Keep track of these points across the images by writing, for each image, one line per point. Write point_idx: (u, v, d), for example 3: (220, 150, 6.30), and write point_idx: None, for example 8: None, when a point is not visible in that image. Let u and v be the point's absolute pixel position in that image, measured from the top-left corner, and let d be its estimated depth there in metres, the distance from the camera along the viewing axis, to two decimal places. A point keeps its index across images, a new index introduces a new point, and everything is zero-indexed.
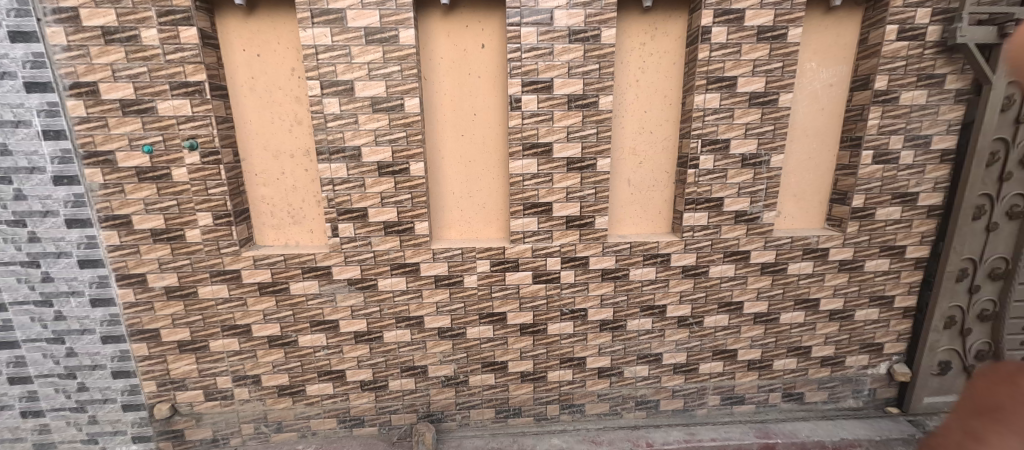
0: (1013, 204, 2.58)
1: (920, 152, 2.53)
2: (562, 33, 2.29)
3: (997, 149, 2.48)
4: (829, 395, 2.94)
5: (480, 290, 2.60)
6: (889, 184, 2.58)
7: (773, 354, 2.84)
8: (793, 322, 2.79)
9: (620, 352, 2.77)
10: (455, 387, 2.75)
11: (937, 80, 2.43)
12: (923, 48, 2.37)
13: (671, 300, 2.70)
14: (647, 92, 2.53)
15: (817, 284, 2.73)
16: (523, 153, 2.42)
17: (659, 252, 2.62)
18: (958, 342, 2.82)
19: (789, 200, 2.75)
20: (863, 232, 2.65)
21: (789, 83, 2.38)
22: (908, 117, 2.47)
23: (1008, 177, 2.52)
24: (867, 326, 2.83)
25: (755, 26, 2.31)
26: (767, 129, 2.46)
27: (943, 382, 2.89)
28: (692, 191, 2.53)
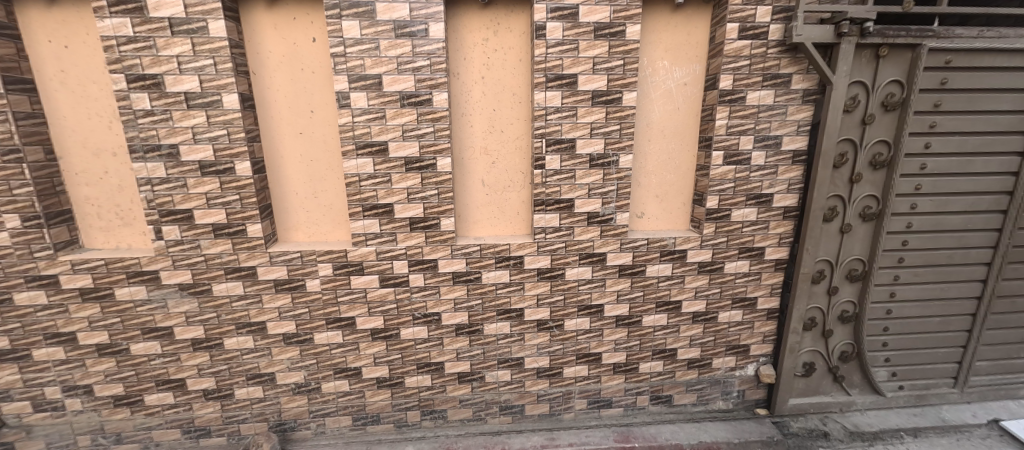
0: (865, 206, 2.58)
1: (771, 153, 2.51)
2: (386, 27, 2.16)
3: (845, 151, 2.47)
4: (698, 397, 2.91)
5: (325, 295, 2.49)
6: (743, 186, 2.55)
7: (638, 356, 2.80)
8: (656, 324, 2.75)
9: (479, 356, 2.70)
10: (306, 395, 2.64)
11: (783, 80, 2.40)
12: (765, 48, 2.34)
13: (528, 304, 2.64)
14: (495, 89, 2.45)
15: (678, 287, 2.70)
16: (357, 153, 2.31)
17: (511, 254, 2.55)
18: (820, 344, 2.81)
19: (652, 201, 2.71)
20: (720, 233, 2.62)
21: (631, 81, 2.33)
22: (756, 118, 2.45)
23: (857, 179, 2.51)
24: (732, 328, 2.81)
25: (592, 23, 2.25)
26: (613, 129, 2.40)
27: (809, 384, 2.88)
28: (540, 192, 2.46)
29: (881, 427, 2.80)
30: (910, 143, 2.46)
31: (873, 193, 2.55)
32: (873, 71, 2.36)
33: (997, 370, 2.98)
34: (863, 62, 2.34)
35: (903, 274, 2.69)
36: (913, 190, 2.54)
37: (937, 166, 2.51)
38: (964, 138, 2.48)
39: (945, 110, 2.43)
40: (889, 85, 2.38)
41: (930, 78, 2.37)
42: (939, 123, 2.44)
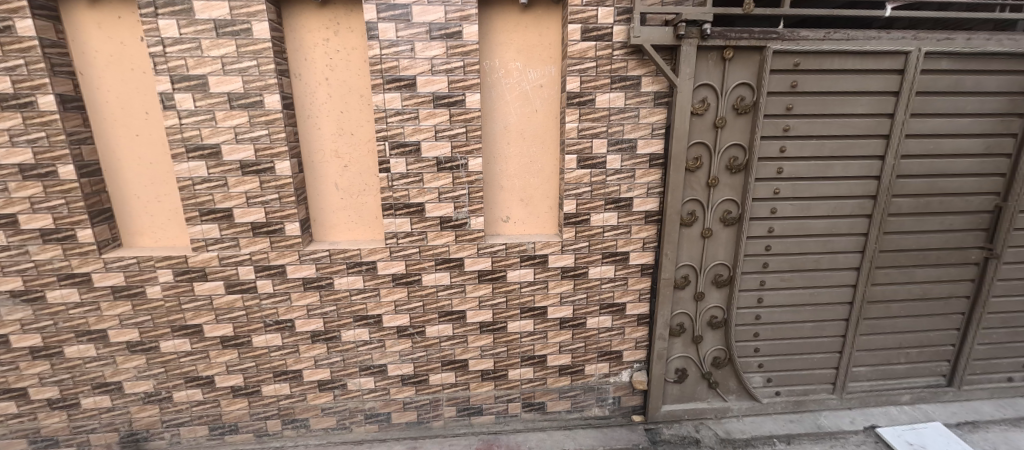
0: (725, 211, 2.54)
1: (627, 157, 2.47)
2: (206, 27, 2.10)
3: (699, 155, 2.44)
4: (572, 404, 2.86)
5: (168, 302, 2.43)
6: (600, 190, 2.51)
7: (507, 363, 2.75)
8: (522, 330, 2.70)
9: (339, 364, 2.63)
10: (158, 405, 2.59)
11: (633, 82, 2.36)
12: (611, 49, 2.30)
13: (386, 310, 2.58)
14: (341, 91, 2.39)
15: (542, 292, 2.65)
16: (188, 156, 2.24)
17: (362, 260, 2.48)
18: (691, 349, 2.78)
19: (517, 204, 2.66)
20: (581, 238, 2.58)
21: (472, 83, 2.29)
22: (608, 121, 2.40)
23: (713, 183, 2.48)
24: (602, 334, 2.76)
25: (427, 22, 2.20)
26: (459, 131, 2.35)
27: (683, 390, 2.85)
28: (387, 196, 2.40)
29: (753, 434, 2.77)
30: (764, 147, 2.43)
31: (732, 198, 2.52)
32: (720, 74, 2.33)
33: (877, 376, 2.95)
34: (708, 65, 2.31)
35: (769, 279, 2.65)
36: (772, 194, 2.51)
37: (794, 170, 2.48)
38: (820, 142, 2.46)
39: (799, 114, 2.41)
40: (738, 88, 2.36)
41: (779, 81, 2.34)
42: (793, 126, 2.41)
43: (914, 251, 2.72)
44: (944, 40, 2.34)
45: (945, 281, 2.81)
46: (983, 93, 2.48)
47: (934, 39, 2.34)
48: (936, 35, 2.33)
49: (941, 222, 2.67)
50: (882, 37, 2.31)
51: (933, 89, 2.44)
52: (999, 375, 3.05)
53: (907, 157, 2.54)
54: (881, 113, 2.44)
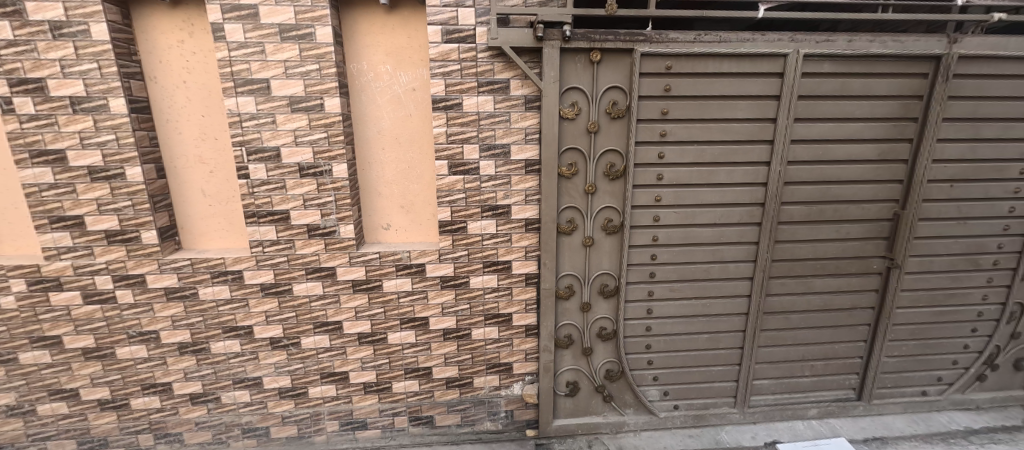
0: (607, 219, 2.46)
1: (501, 163, 2.38)
2: (40, 28, 2.03)
3: (574, 161, 2.36)
4: (462, 418, 2.77)
5: (23, 312, 2.35)
6: (475, 197, 2.42)
7: (390, 375, 2.66)
8: (404, 342, 2.61)
9: (211, 376, 2.55)
10: (22, 418, 2.51)
11: (501, 85, 2.27)
12: (475, 52, 2.22)
13: (256, 321, 2.49)
14: (200, 94, 2.30)
15: (422, 303, 2.56)
16: (32, 162, 2.16)
17: (227, 269, 2.39)
18: (582, 362, 2.69)
19: (397, 211, 2.59)
20: (459, 246, 2.49)
21: (331, 87, 2.21)
22: (477, 125, 2.32)
23: (591, 190, 2.40)
24: (489, 345, 2.66)
25: (276, 24, 2.12)
26: (319, 136, 2.27)
27: (576, 403, 2.76)
28: (248, 203, 2.32)
29: None
30: (641, 153, 2.36)
31: (613, 205, 2.44)
32: (590, 77, 2.26)
33: (781, 389, 2.86)
34: (576, 68, 2.24)
35: (657, 289, 2.57)
36: (653, 202, 2.44)
37: (675, 177, 2.40)
38: (701, 147, 2.38)
39: (676, 118, 2.33)
40: (610, 92, 2.28)
41: (652, 85, 2.27)
42: (670, 131, 2.34)
43: (810, 261, 2.63)
44: (824, 42, 2.26)
45: (847, 291, 2.72)
46: (871, 97, 2.40)
47: (813, 41, 2.26)
48: (814, 37, 2.25)
49: (836, 231, 2.59)
50: (756, 39, 2.23)
51: (819, 92, 2.35)
52: (912, 389, 2.95)
53: (795, 163, 2.45)
54: (764, 118, 2.37)
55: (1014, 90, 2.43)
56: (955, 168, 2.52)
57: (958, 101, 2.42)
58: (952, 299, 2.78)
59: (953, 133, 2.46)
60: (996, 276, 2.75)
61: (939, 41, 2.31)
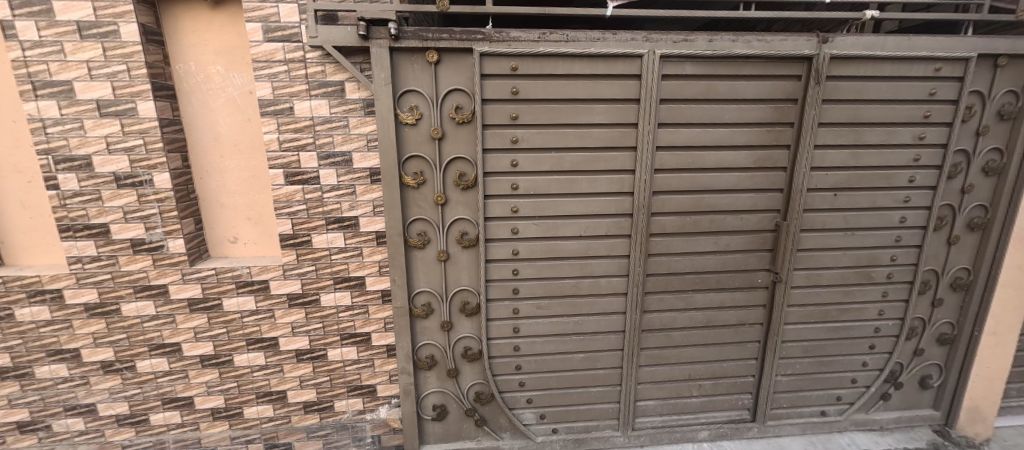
0: (461, 231, 2.29)
1: (343, 172, 2.22)
2: None
3: (419, 169, 2.19)
4: (324, 445, 2.58)
5: None
6: (317, 208, 2.25)
7: (240, 401, 2.48)
8: (252, 364, 2.43)
9: (38, 403, 2.36)
10: None
11: (335, 87, 2.11)
12: (304, 51, 2.07)
13: (83, 344, 2.30)
14: (9, 98, 2.12)
15: (269, 322, 2.38)
16: None
17: (44, 288, 2.21)
18: (448, 384, 2.52)
19: (244, 223, 2.40)
20: (305, 261, 2.32)
21: (142, 89, 2.04)
22: (313, 131, 2.16)
23: (440, 201, 2.23)
24: (348, 367, 2.49)
25: (73, 22, 1.94)
26: (135, 143, 2.08)
27: (447, 428, 2.59)
28: (61, 216, 2.12)
29: None
30: (492, 161, 2.19)
31: (467, 217, 2.27)
32: (429, 79, 2.09)
33: (668, 410, 2.71)
34: (413, 69, 2.07)
35: (523, 307, 2.41)
36: (511, 213, 2.28)
37: (532, 186, 2.25)
38: (558, 154, 2.22)
39: (527, 123, 2.17)
40: (452, 95, 2.12)
41: (498, 87, 2.11)
42: (522, 137, 2.18)
43: (689, 275, 2.49)
44: (682, 42, 2.13)
45: (731, 307, 2.57)
46: (741, 100, 2.26)
47: (670, 41, 2.12)
48: (671, 37, 2.12)
49: (715, 243, 2.44)
50: (607, 39, 2.09)
51: (683, 96, 2.21)
52: (810, 409, 2.79)
53: (664, 171, 2.31)
54: (625, 123, 2.22)
55: (895, 92, 2.29)
56: (837, 176, 2.38)
57: (834, 105, 2.28)
58: (846, 315, 2.63)
59: (832, 139, 2.32)
60: (891, 290, 2.61)
61: (808, 40, 2.17)
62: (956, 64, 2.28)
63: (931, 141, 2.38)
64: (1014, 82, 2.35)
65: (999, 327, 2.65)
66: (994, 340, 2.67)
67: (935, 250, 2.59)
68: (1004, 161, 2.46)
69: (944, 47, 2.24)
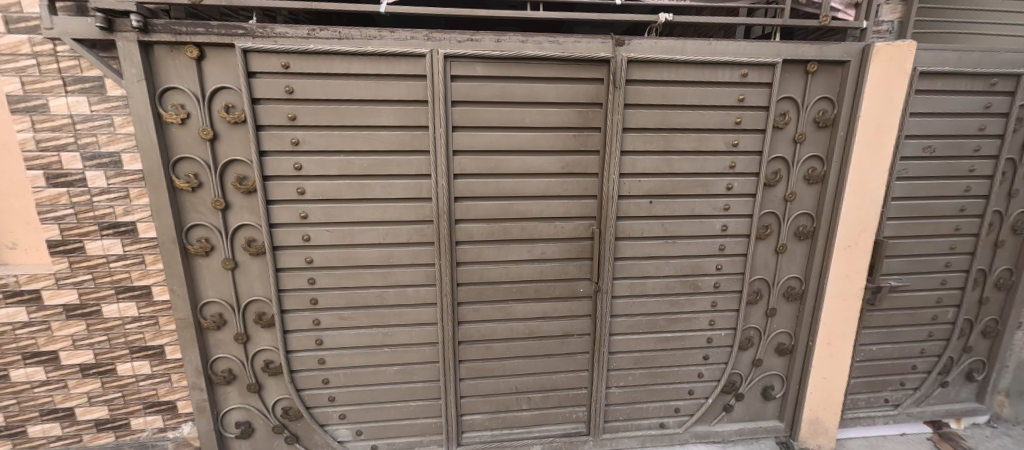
0: (247, 238, 2.16)
1: (113, 174, 2.08)
2: None
3: (193, 172, 2.06)
4: None
5: None
6: (87, 213, 2.11)
7: (23, 418, 2.33)
8: (31, 380, 2.28)
9: None
10: None
11: (93, 84, 1.99)
12: (54, 44, 1.93)
13: None
14: None
15: (46, 335, 2.24)
16: None
17: None
18: (251, 399, 2.38)
19: (23, 227, 2.19)
20: (80, 270, 2.17)
21: None
22: (73, 130, 2.02)
23: (219, 206, 2.09)
24: (142, 381, 2.36)
25: None
26: None
27: (255, 446, 2.45)
28: None
29: None
30: (272, 164, 2.07)
31: (252, 223, 2.14)
32: (194, 77, 1.97)
33: (498, 425, 2.60)
34: (174, 65, 1.95)
35: (323, 318, 2.29)
36: (299, 219, 2.15)
37: (319, 191, 2.13)
38: (346, 158, 2.12)
39: (308, 125, 2.06)
40: (221, 93, 2.00)
41: (270, 86, 1.99)
42: (303, 139, 2.07)
43: (505, 284, 2.39)
44: (468, 42, 2.04)
45: (554, 317, 2.48)
46: (541, 104, 2.19)
47: (454, 40, 2.04)
48: (455, 36, 2.03)
49: (529, 251, 2.36)
50: (384, 37, 1.99)
51: (478, 98, 2.13)
52: (648, 421, 2.72)
53: (465, 176, 2.22)
54: (417, 125, 2.13)
55: (701, 98, 2.25)
56: (650, 183, 2.33)
57: (640, 110, 2.23)
58: (676, 325, 2.57)
59: (641, 145, 2.27)
60: (719, 300, 2.56)
61: (603, 43, 2.11)
62: (762, 69, 2.24)
63: (745, 148, 2.34)
64: (827, 90, 2.33)
65: (831, 336, 2.62)
66: (828, 350, 2.63)
67: (764, 259, 2.55)
68: (825, 168, 2.42)
69: (748, 52, 2.20)
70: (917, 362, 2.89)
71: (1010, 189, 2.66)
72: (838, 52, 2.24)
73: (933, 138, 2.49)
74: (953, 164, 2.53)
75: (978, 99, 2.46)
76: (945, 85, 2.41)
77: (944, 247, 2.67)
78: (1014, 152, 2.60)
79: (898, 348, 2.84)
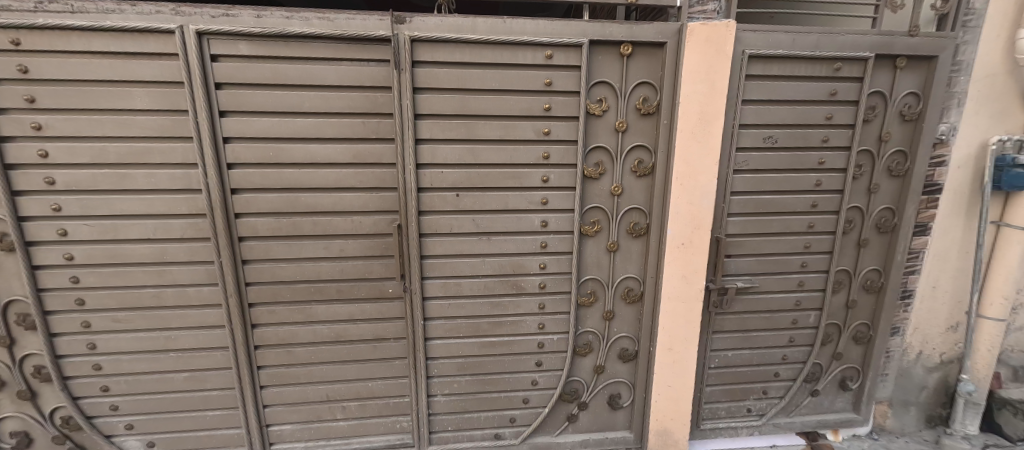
0: None
1: None
2: None
3: None
4: None
5: None
6: None
7: None
8: None
9: None
10: None
11: None
12: None
13: None
14: None
15: None
16: None
17: None
18: (25, 407, 2.19)
19: None
20: None
21: None
22: None
23: None
24: None
25: None
26: None
27: None
28: None
29: None
30: (13, 151, 1.88)
31: None
32: None
33: (310, 437, 2.39)
34: None
35: (95, 320, 2.10)
36: (53, 212, 1.96)
37: (71, 181, 1.94)
38: (100, 144, 1.93)
39: (51, 107, 1.87)
40: None
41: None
42: (47, 124, 1.88)
43: (301, 284, 2.19)
44: (224, 17, 1.84)
45: (362, 320, 2.28)
46: (322, 87, 1.99)
47: (207, 15, 1.84)
48: (207, 11, 1.83)
49: (325, 248, 2.16)
50: (126, 11, 1.80)
51: (245, 80, 1.93)
52: (482, 432, 2.51)
53: (243, 166, 2.03)
54: (178, 109, 1.94)
55: (503, 81, 2.05)
56: (454, 175, 2.13)
57: (434, 95, 2.03)
58: (501, 329, 2.37)
59: (439, 133, 2.07)
60: (548, 302, 2.36)
61: (381, 19, 1.91)
62: (569, 50, 2.05)
63: (560, 137, 2.15)
64: (647, 73, 2.14)
65: (673, 342, 2.41)
66: (670, 357, 2.43)
67: (595, 258, 2.35)
68: (651, 160, 2.23)
69: (550, 32, 2.01)
70: (780, 370, 2.68)
71: (868, 185, 2.45)
72: (651, 33, 2.06)
73: (775, 127, 2.29)
74: (798, 156, 2.34)
75: (822, 86, 2.26)
76: (783, 70, 2.21)
77: (798, 246, 2.47)
78: (870, 144, 2.39)
79: (757, 354, 2.63)
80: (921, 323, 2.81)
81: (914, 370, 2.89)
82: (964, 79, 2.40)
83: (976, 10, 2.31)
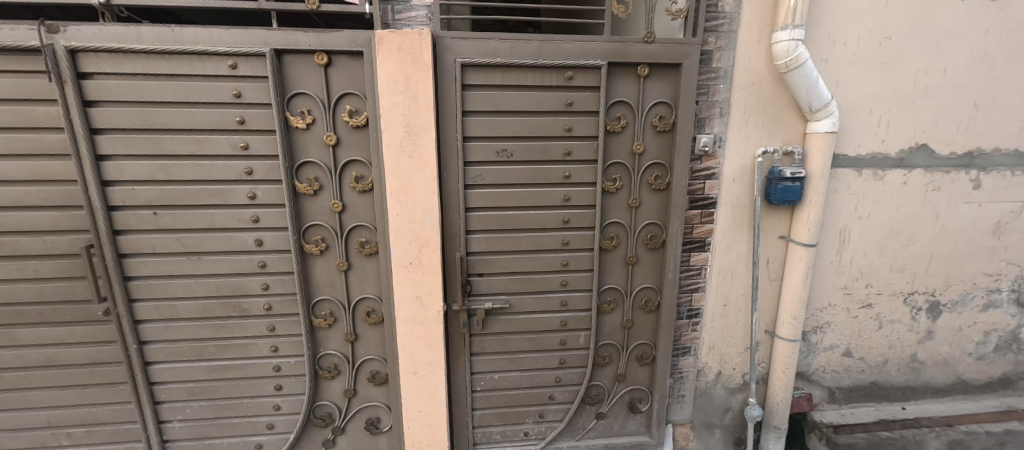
0: None
1: None
2: None
3: None
4: None
5: None
6: None
7: None
8: None
9: None
10: None
11: None
12: None
13: None
14: None
15: None
16: None
17: None
18: None
19: None
20: None
21: None
22: None
23: None
24: None
25: None
26: None
27: None
28: None
29: None
30: None
31: None
32: None
33: None
34: None
35: None
36: None
37: None
38: None
39: None
40: None
41: None
42: None
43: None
44: None
45: (75, 344, 2.17)
46: None
47: None
48: None
49: (17, 269, 2.04)
50: None
51: None
52: None
53: None
54: None
55: (186, 94, 1.93)
56: (147, 192, 2.00)
57: (110, 108, 1.91)
58: (231, 352, 2.25)
59: (122, 148, 1.95)
60: (278, 324, 2.24)
61: (31, 29, 1.79)
62: (255, 60, 1.92)
63: (260, 151, 2.02)
64: (351, 84, 2.00)
65: (417, 365, 2.29)
66: (415, 380, 2.31)
67: (327, 277, 2.23)
68: (369, 175, 2.10)
69: (226, 41, 1.87)
70: (555, 393, 2.55)
71: (627, 199, 2.31)
72: (343, 41, 1.92)
73: (509, 139, 2.15)
74: (539, 169, 2.20)
75: (554, 95, 2.12)
76: (505, 79, 2.07)
77: (554, 264, 2.34)
78: (621, 156, 2.26)
79: (527, 377, 2.50)
80: (716, 343, 2.65)
81: (713, 391, 2.75)
82: (723, 86, 2.25)
83: (726, 13, 2.16)
